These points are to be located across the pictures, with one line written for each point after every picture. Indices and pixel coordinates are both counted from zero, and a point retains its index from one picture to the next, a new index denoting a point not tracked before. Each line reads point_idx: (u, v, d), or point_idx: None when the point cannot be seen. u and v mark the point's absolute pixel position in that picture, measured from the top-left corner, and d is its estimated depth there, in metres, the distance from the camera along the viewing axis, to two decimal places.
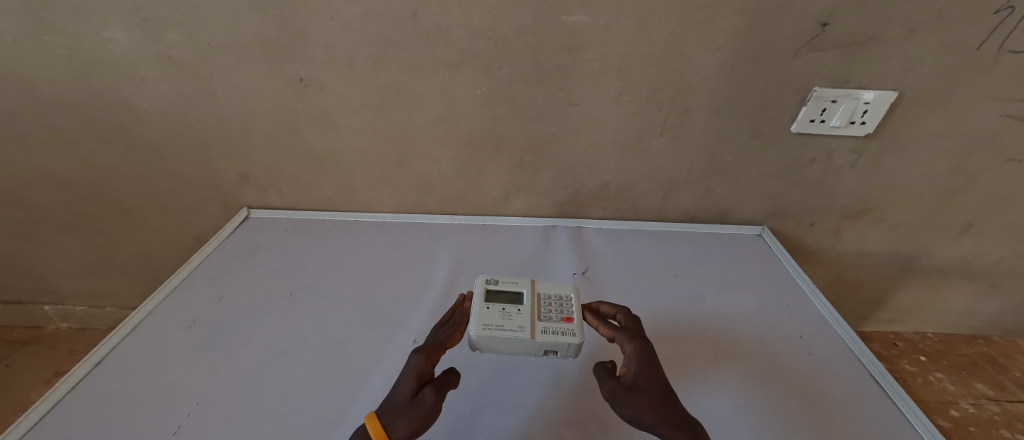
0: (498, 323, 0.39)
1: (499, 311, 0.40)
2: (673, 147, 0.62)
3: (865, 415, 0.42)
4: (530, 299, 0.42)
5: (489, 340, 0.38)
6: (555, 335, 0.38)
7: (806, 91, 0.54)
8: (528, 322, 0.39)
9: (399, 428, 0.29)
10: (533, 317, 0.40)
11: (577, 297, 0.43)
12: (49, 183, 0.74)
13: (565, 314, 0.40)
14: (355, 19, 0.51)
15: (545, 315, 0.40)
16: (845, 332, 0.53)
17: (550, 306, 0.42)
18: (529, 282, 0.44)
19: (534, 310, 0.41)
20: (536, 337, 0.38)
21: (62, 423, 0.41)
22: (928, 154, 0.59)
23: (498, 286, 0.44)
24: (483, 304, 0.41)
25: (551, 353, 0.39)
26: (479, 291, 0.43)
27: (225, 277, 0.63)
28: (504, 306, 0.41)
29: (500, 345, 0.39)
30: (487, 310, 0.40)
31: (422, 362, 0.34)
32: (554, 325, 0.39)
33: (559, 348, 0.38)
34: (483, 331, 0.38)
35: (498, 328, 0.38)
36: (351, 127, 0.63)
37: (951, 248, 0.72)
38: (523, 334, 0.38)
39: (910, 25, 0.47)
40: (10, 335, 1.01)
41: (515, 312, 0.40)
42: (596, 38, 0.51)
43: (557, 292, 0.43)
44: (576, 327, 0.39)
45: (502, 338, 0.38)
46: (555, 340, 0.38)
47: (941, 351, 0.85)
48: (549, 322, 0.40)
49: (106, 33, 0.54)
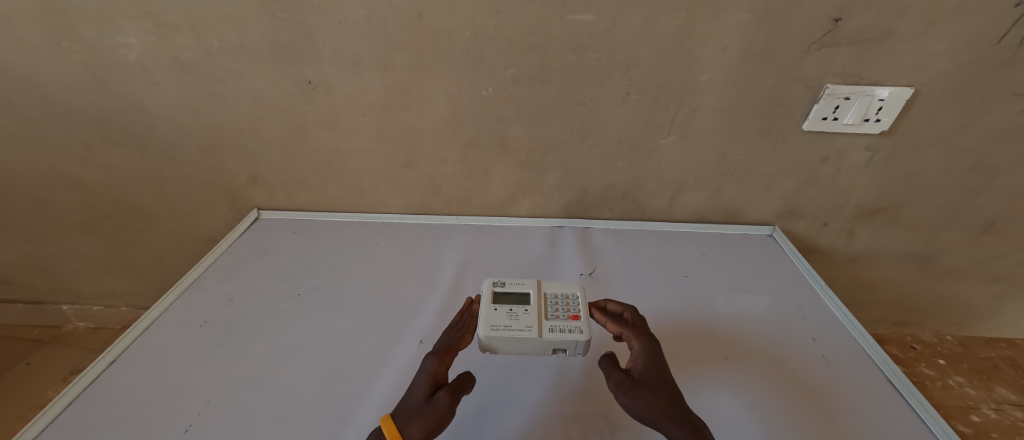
0: (505, 323, 0.39)
1: (506, 312, 0.40)
2: (681, 147, 0.62)
3: (882, 419, 0.41)
4: (536, 299, 0.42)
5: (498, 341, 0.38)
6: (562, 333, 0.38)
7: (818, 88, 0.53)
8: (535, 321, 0.39)
9: (414, 430, 0.29)
10: (540, 317, 0.40)
11: (584, 295, 0.42)
12: (67, 186, 0.76)
13: (571, 312, 0.40)
14: (362, 21, 0.52)
15: (551, 315, 0.40)
16: (860, 335, 0.52)
17: (557, 305, 0.41)
18: (533, 282, 0.44)
19: (540, 309, 0.41)
20: (544, 336, 0.37)
21: (79, 421, 0.42)
22: (945, 151, 0.58)
23: (505, 288, 0.43)
24: (491, 306, 0.41)
25: (559, 352, 0.39)
26: (485, 294, 0.42)
27: (236, 277, 0.64)
28: (512, 306, 0.41)
29: (509, 345, 0.38)
30: (494, 312, 0.40)
31: (435, 364, 0.33)
32: (561, 324, 0.39)
33: (567, 346, 0.38)
34: (491, 332, 0.38)
35: (506, 329, 0.38)
36: (359, 129, 0.63)
37: (971, 248, 0.70)
38: (531, 333, 0.37)
39: (925, 19, 0.46)
40: (29, 334, 1.03)
41: (522, 312, 0.40)
42: (602, 36, 0.51)
43: (563, 292, 0.43)
44: (584, 324, 0.39)
45: (511, 338, 0.38)
46: (563, 339, 0.38)
47: (961, 354, 0.82)
48: (556, 320, 0.39)
49: (121, 39, 0.56)
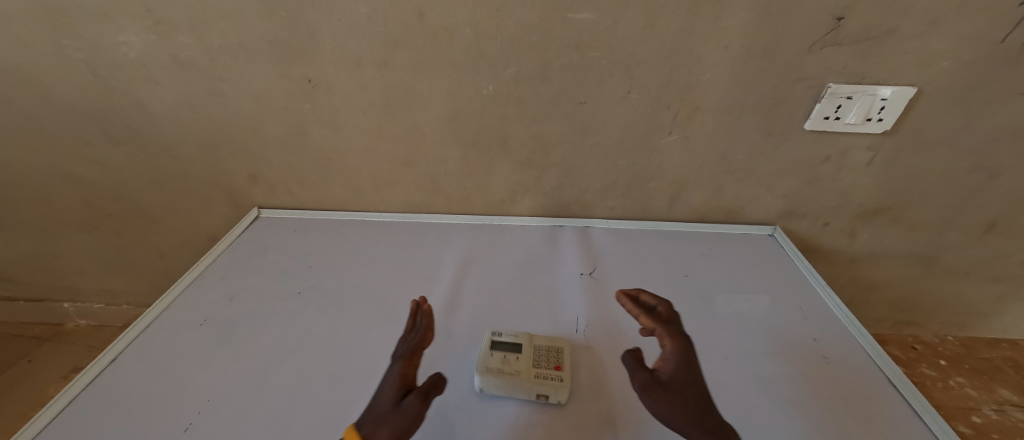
0: (498, 366, 0.43)
1: (500, 357, 0.45)
2: (682, 146, 0.61)
3: (883, 420, 0.41)
4: (526, 348, 0.46)
5: (491, 383, 0.42)
6: (545, 380, 0.42)
7: (820, 88, 0.53)
8: (523, 367, 0.43)
9: (380, 433, 0.38)
10: (528, 363, 0.44)
11: (568, 351, 0.47)
12: (67, 184, 0.76)
13: (555, 363, 0.45)
14: (362, 20, 0.52)
15: (538, 364, 0.44)
16: (861, 336, 0.52)
17: (543, 356, 0.46)
18: (525, 334, 0.48)
19: (529, 357, 0.45)
20: (530, 381, 0.42)
21: (80, 419, 0.42)
22: (947, 151, 0.58)
23: (501, 337, 0.48)
24: (487, 351, 0.46)
25: (543, 399, 0.42)
26: (483, 340, 0.47)
27: (236, 276, 0.64)
28: (506, 353, 0.45)
29: (501, 388, 0.42)
30: (490, 356, 0.45)
31: (403, 367, 0.46)
32: (546, 372, 0.43)
33: (549, 393, 0.41)
34: (486, 374, 0.42)
35: (498, 372, 0.43)
36: (359, 128, 0.63)
37: (972, 249, 0.70)
38: (518, 377, 0.42)
39: (929, 18, 0.46)
40: (31, 332, 1.03)
41: (514, 358, 0.45)
42: (603, 35, 0.51)
43: (549, 345, 0.47)
44: (564, 374, 0.43)
45: (502, 382, 0.42)
46: (546, 387, 0.41)
47: (963, 354, 0.82)
48: (542, 369, 0.44)
49: (121, 37, 0.56)
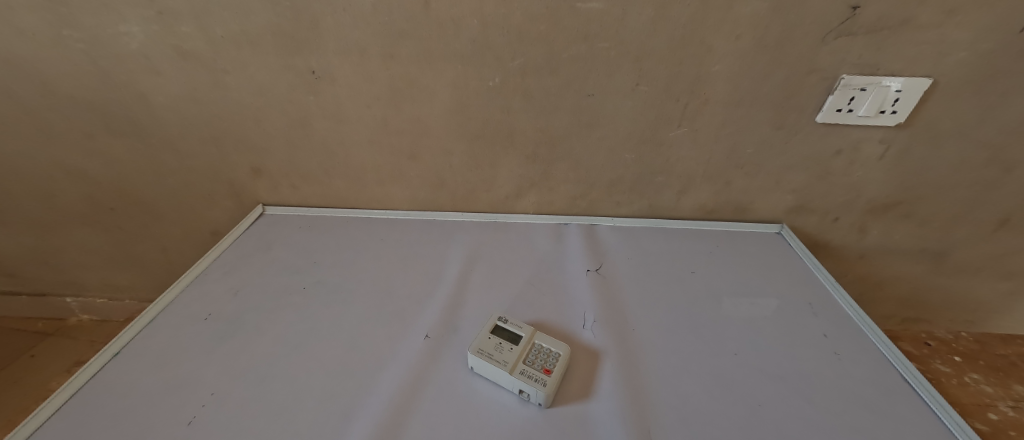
0: (489, 351, 0.44)
1: (495, 344, 0.45)
2: (691, 139, 0.61)
3: (896, 417, 0.40)
4: (524, 342, 0.45)
5: (476, 362, 0.43)
6: (527, 379, 0.41)
7: (833, 79, 0.52)
8: (512, 360, 0.43)
9: None
10: (519, 358, 0.43)
11: (565, 357, 0.44)
12: (70, 178, 0.76)
13: (546, 366, 0.42)
14: (366, 9, 0.51)
15: (529, 361, 0.43)
16: (872, 333, 0.51)
17: (537, 356, 0.44)
18: (530, 328, 0.47)
19: (523, 352, 0.44)
20: (512, 374, 0.41)
21: (84, 412, 0.41)
22: (962, 145, 0.57)
23: (505, 325, 0.48)
24: (486, 334, 0.46)
25: (523, 395, 0.41)
26: (487, 323, 0.48)
27: (240, 270, 0.63)
28: (504, 341, 0.45)
29: (485, 370, 0.43)
30: (486, 339, 0.45)
31: None
32: (532, 371, 0.42)
33: (527, 391, 0.40)
34: (474, 354, 0.43)
35: (486, 355, 0.43)
36: (363, 121, 0.63)
37: (983, 245, 0.69)
38: (502, 367, 0.42)
39: (947, 7, 0.45)
40: (34, 326, 1.03)
41: (507, 348, 0.44)
42: (612, 25, 0.50)
43: (551, 346, 0.45)
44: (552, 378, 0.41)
45: (485, 364, 0.42)
46: (525, 385, 0.40)
47: (976, 351, 0.81)
48: (530, 367, 0.42)
49: (122, 28, 0.55)
